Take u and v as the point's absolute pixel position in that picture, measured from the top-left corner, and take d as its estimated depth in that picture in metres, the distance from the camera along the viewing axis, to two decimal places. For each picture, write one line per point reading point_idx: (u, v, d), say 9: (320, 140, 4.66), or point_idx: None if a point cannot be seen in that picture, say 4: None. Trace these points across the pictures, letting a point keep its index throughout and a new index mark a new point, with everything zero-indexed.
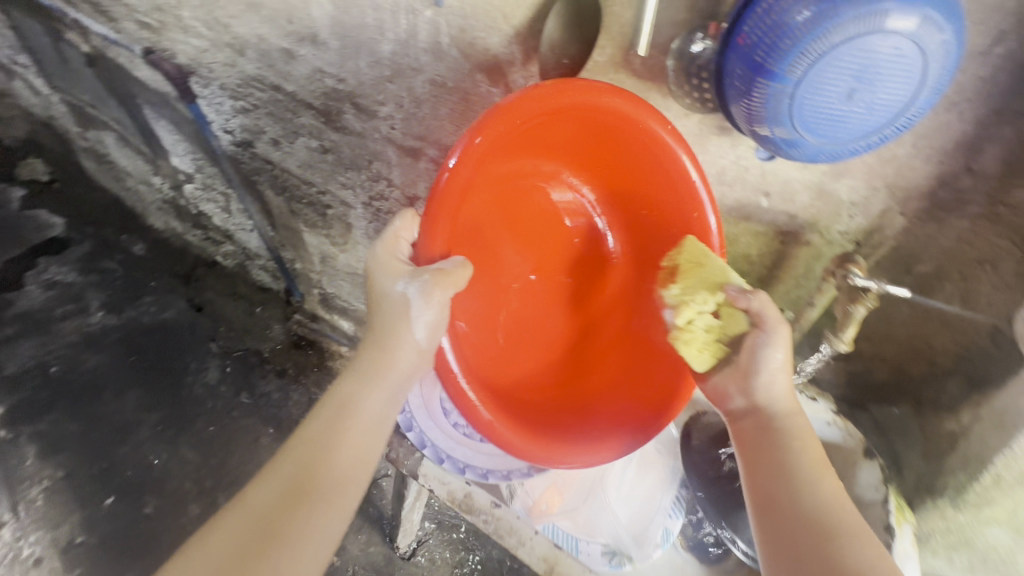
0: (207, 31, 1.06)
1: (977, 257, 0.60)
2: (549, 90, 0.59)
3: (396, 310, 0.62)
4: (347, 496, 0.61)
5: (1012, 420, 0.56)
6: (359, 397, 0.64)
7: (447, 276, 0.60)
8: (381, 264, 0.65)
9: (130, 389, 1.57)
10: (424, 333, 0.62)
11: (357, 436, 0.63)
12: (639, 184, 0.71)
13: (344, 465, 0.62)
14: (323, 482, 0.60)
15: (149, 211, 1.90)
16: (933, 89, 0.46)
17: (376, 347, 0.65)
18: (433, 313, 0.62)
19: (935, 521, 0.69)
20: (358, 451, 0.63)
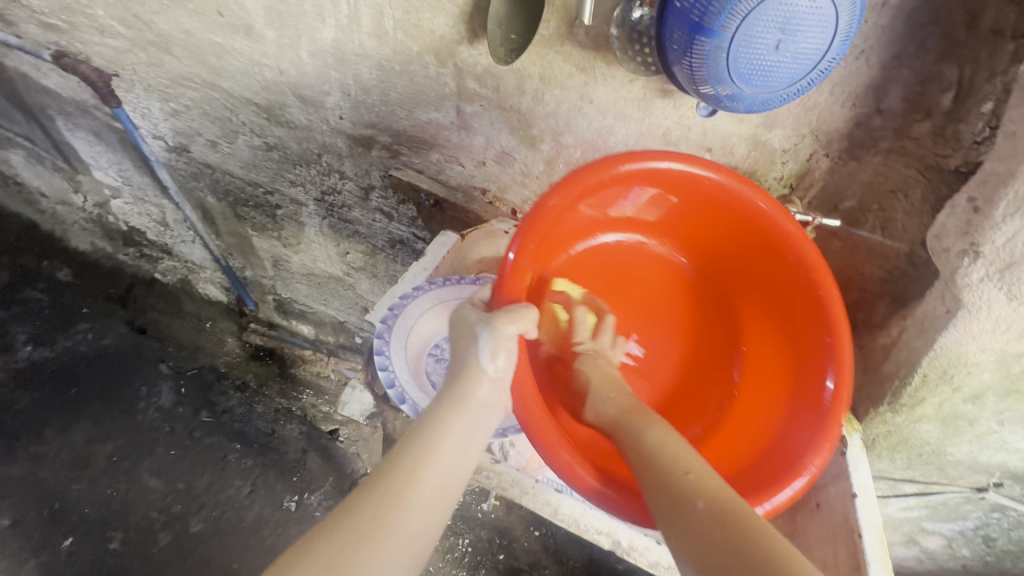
0: (125, 29, 1.00)
1: (891, 188, 0.68)
2: (576, 174, 0.68)
3: (469, 351, 0.64)
4: (442, 507, 0.59)
5: (932, 325, 0.64)
6: (451, 416, 0.62)
7: (512, 314, 0.64)
8: (456, 321, 0.67)
9: (76, 422, 1.46)
10: (488, 358, 0.63)
11: (453, 451, 0.61)
12: (727, 229, 0.75)
13: (441, 477, 0.59)
14: (421, 491, 0.58)
15: (72, 232, 1.79)
16: (846, 37, 0.51)
17: (452, 384, 0.64)
18: (505, 348, 0.64)
19: (877, 428, 0.77)
20: (454, 466, 0.61)
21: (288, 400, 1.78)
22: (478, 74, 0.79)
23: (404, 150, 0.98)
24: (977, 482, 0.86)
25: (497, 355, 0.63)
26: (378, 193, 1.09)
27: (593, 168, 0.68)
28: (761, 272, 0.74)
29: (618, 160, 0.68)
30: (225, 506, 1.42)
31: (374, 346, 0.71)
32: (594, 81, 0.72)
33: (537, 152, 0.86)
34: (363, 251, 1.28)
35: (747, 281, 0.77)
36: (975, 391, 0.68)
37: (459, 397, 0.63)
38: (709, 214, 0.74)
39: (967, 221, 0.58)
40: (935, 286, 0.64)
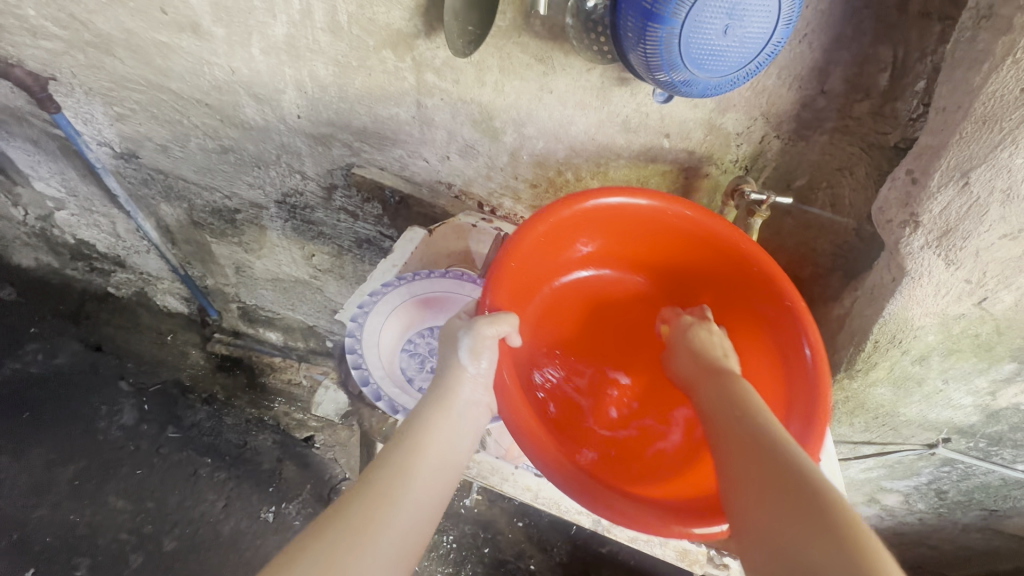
0: (61, 31, 0.95)
1: (838, 166, 0.71)
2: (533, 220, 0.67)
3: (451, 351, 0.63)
4: (431, 509, 0.56)
5: (881, 293, 0.68)
6: (438, 418, 0.61)
7: (493, 318, 0.62)
8: (445, 329, 0.66)
9: (33, 446, 1.46)
10: (469, 359, 0.63)
11: (440, 453, 0.59)
12: (695, 255, 0.75)
13: (429, 477, 0.57)
14: (410, 490, 0.55)
15: (12, 248, 1.65)
16: (789, 21, 0.54)
17: (436, 388, 0.63)
18: (489, 353, 0.63)
19: (836, 394, 0.81)
20: (441, 467, 0.59)
21: (261, 410, 1.61)
22: (437, 67, 0.79)
23: (365, 147, 0.96)
24: (927, 439, 0.91)
25: (479, 356, 0.62)
26: (341, 192, 1.07)
27: (561, 205, 0.68)
28: (731, 290, 0.74)
29: (583, 196, 0.69)
30: (199, 522, 1.43)
31: (346, 346, 0.71)
32: (553, 71, 0.73)
33: (500, 144, 0.86)
34: (329, 253, 1.26)
35: (720, 302, 0.77)
36: (921, 354, 0.73)
37: (444, 399, 0.62)
38: (677, 240, 0.75)
39: (907, 193, 0.61)
40: (882, 256, 0.67)
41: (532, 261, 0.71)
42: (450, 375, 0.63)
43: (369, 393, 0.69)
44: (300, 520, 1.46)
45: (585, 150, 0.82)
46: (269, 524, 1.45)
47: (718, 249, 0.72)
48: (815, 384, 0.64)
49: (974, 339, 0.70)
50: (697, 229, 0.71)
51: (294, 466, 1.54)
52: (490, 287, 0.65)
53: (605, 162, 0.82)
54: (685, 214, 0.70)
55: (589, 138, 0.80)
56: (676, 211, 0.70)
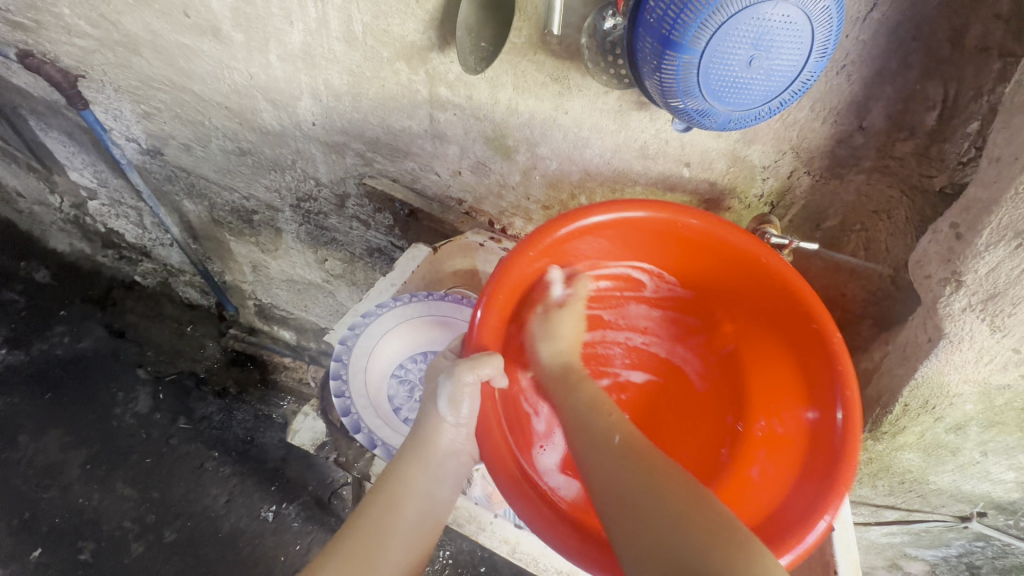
0: (92, 29, 0.96)
1: (875, 208, 0.65)
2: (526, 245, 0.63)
3: (431, 396, 0.65)
4: (410, 554, 0.63)
5: (914, 352, 0.62)
6: (415, 472, 0.64)
7: (474, 362, 0.61)
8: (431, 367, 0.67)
9: (51, 427, 1.51)
10: (448, 408, 0.65)
11: (418, 504, 0.64)
12: (721, 273, 0.70)
13: (408, 525, 0.64)
14: (389, 545, 0.63)
15: (49, 232, 1.72)
16: (823, 53, 0.48)
17: (415, 433, 0.65)
18: (467, 402, 0.64)
19: (858, 454, 0.75)
20: (423, 511, 0.65)
21: (268, 407, 1.61)
22: (450, 81, 0.76)
23: (378, 158, 0.95)
24: (961, 511, 0.84)
25: (458, 404, 0.64)
26: (354, 200, 1.06)
27: (562, 221, 0.64)
28: (760, 317, 0.69)
29: (588, 211, 0.64)
30: (200, 516, 1.44)
31: (331, 370, 0.68)
32: (569, 91, 0.69)
33: (512, 162, 0.83)
34: (341, 258, 1.25)
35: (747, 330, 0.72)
36: (957, 422, 0.66)
37: (422, 452, 0.64)
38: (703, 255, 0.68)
39: (949, 247, 0.55)
40: (918, 313, 0.61)
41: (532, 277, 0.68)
42: (429, 423, 0.65)
43: (348, 424, 0.66)
44: (299, 522, 1.46)
45: (600, 174, 0.78)
46: (268, 523, 1.45)
47: (740, 268, 0.66)
48: (842, 446, 0.59)
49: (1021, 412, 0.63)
50: (724, 245, 0.65)
51: (297, 466, 1.53)
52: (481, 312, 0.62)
53: (621, 189, 0.78)
54: (690, 223, 0.64)
55: (605, 162, 0.76)
56: (693, 223, 0.64)
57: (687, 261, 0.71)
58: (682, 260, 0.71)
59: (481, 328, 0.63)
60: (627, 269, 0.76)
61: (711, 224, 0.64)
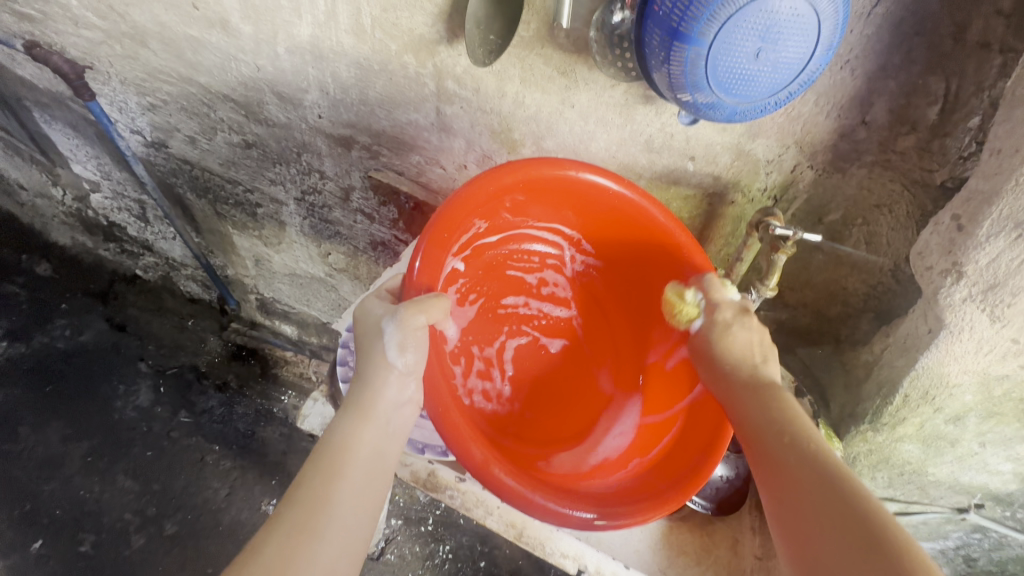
0: (100, 21, 0.97)
1: (876, 203, 0.67)
2: (467, 191, 0.62)
3: (374, 345, 0.57)
4: (357, 531, 0.51)
5: (914, 344, 0.63)
6: (361, 429, 0.55)
7: (421, 305, 0.57)
8: (360, 313, 0.60)
9: (51, 420, 1.51)
10: (397, 352, 0.57)
11: (364, 464, 0.54)
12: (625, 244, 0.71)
13: (353, 494, 0.53)
14: (331, 520, 0.51)
15: (51, 226, 1.72)
16: (829, 45, 0.49)
17: (359, 390, 0.57)
18: (412, 341, 0.57)
19: (858, 446, 0.76)
20: (371, 477, 0.54)
21: (269, 401, 1.62)
22: (458, 75, 0.77)
23: (384, 151, 0.96)
24: (958, 502, 0.86)
25: (407, 348, 0.57)
26: (359, 194, 1.07)
27: (504, 171, 0.64)
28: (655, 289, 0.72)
29: (514, 166, 0.64)
30: (201, 508, 1.44)
31: (338, 356, 0.72)
32: (575, 85, 0.70)
33: (518, 156, 0.83)
34: (344, 252, 1.25)
35: (645, 297, 0.74)
36: (956, 413, 0.68)
37: (363, 406, 0.56)
38: (609, 222, 0.70)
39: (950, 239, 0.56)
40: (918, 305, 0.62)
41: (465, 229, 0.67)
42: (374, 375, 0.57)
43: None
44: None
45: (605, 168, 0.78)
46: (269, 516, 1.45)
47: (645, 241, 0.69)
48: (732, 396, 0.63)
49: (1017, 403, 0.65)
50: (639, 216, 0.66)
51: (299, 460, 1.54)
52: (416, 258, 0.61)
53: None
54: (611, 190, 0.65)
55: (610, 156, 0.76)
56: (618, 192, 0.65)
57: (606, 230, 0.71)
58: (599, 230, 0.72)
59: (420, 275, 0.61)
60: (544, 235, 0.75)
61: (637, 197, 0.65)
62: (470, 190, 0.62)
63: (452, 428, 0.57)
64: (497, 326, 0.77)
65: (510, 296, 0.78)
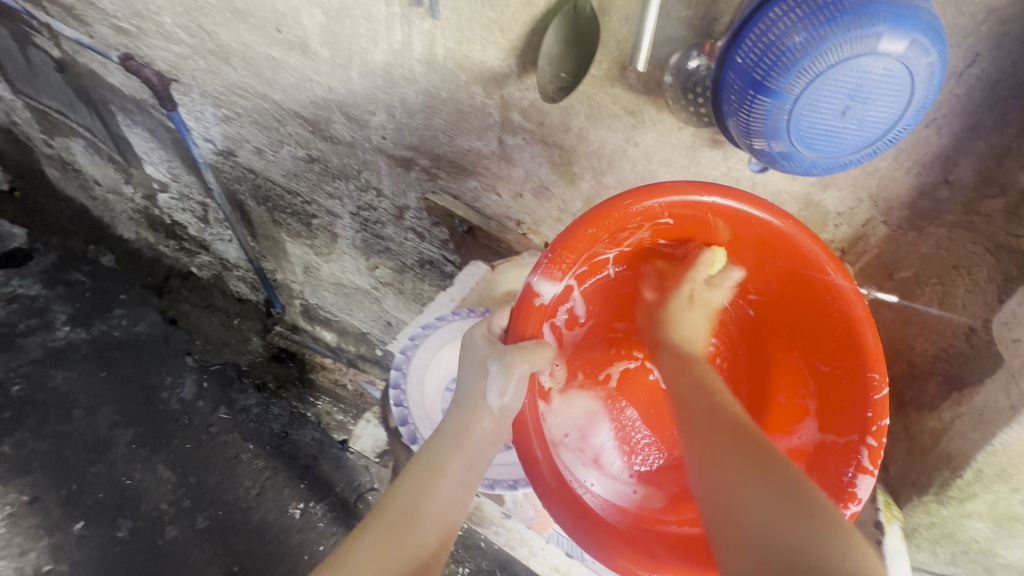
0: (189, 38, 1.03)
1: (954, 263, 0.63)
2: (597, 211, 0.60)
3: (477, 383, 0.64)
4: (442, 538, 0.62)
5: (992, 417, 0.60)
6: (451, 455, 0.63)
7: (526, 353, 0.63)
8: (467, 345, 0.67)
9: (102, 405, 1.57)
10: (496, 397, 0.64)
11: (447, 493, 0.63)
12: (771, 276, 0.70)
13: (435, 514, 0.63)
14: (422, 524, 0.62)
15: (118, 221, 1.83)
16: (919, 107, 0.48)
17: (456, 419, 0.65)
18: (514, 386, 0.64)
19: (920, 517, 0.73)
20: (451, 500, 0.63)
21: (304, 405, 1.67)
22: (524, 108, 0.78)
23: (442, 174, 0.98)
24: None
25: (506, 388, 0.64)
26: (412, 213, 1.10)
27: (614, 203, 0.60)
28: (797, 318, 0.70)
29: (678, 187, 0.61)
30: (232, 506, 1.47)
31: (391, 378, 0.74)
32: (642, 125, 0.71)
33: (577, 188, 0.84)
34: (392, 267, 1.28)
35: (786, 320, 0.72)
36: None
37: (460, 434, 0.64)
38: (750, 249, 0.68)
39: None
40: (1000, 377, 0.60)
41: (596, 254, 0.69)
42: (472, 409, 0.65)
43: (405, 434, 0.71)
44: (324, 523, 1.48)
45: None
46: (295, 520, 1.47)
47: (805, 281, 0.65)
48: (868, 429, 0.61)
49: None
50: (787, 245, 0.63)
51: (329, 466, 1.57)
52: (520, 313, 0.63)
53: None
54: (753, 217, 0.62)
55: None
56: (763, 219, 0.62)
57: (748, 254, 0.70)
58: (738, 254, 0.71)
59: (529, 317, 0.63)
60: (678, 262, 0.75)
61: (798, 232, 0.61)
62: (581, 230, 0.61)
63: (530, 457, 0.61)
64: (608, 351, 0.78)
65: (627, 321, 0.78)
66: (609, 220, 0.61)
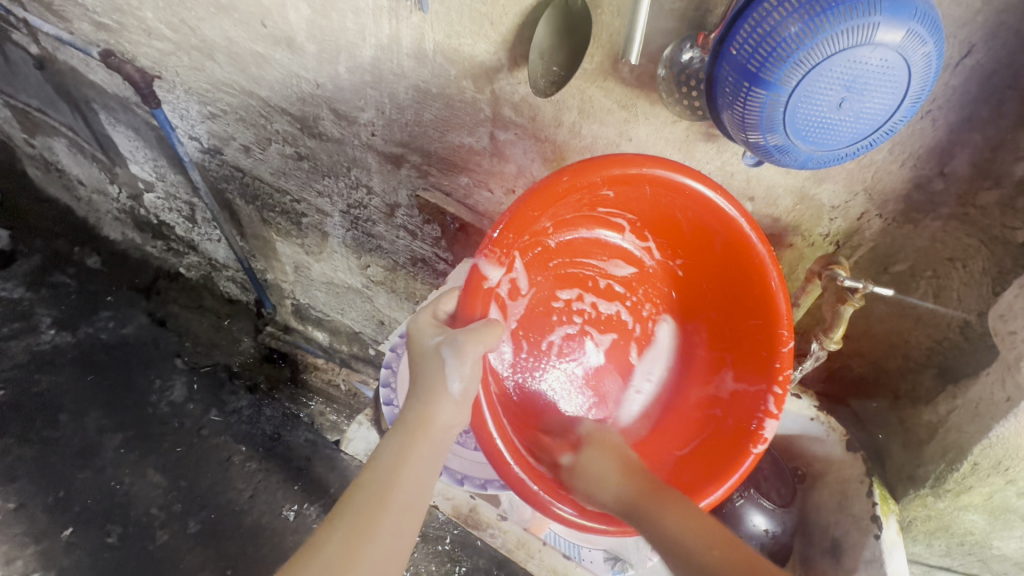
0: (172, 33, 1.01)
1: (949, 256, 0.64)
2: (530, 194, 0.59)
3: (433, 370, 0.60)
4: (408, 532, 0.56)
5: (988, 411, 0.60)
6: (415, 443, 0.59)
7: (477, 335, 0.60)
8: (415, 335, 0.64)
9: (90, 409, 1.53)
10: (457, 383, 0.60)
11: (415, 479, 0.58)
12: (701, 253, 0.69)
13: (403, 506, 0.56)
14: (387, 518, 0.55)
15: (104, 221, 1.83)
16: (916, 98, 0.47)
17: (418, 408, 0.60)
18: (471, 368, 0.60)
19: (916, 510, 0.73)
20: (416, 489, 0.58)
21: (297, 406, 1.72)
22: (515, 103, 0.77)
23: (433, 171, 0.96)
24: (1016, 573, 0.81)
25: (465, 371, 0.60)
26: (404, 211, 1.08)
27: (552, 178, 0.59)
28: (722, 283, 0.68)
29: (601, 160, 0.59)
30: (225, 509, 1.45)
31: (381, 378, 0.73)
32: (635, 119, 0.70)
33: None
34: (384, 266, 1.27)
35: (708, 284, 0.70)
36: None
37: (422, 422, 0.59)
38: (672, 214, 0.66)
39: None
40: (995, 369, 0.60)
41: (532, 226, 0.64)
42: (433, 397, 0.60)
43: None
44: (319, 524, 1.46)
45: None
46: (288, 523, 1.44)
47: (723, 245, 0.65)
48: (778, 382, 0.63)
49: None
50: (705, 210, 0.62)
51: (323, 467, 1.54)
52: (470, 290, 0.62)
53: None
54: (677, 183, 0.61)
55: None
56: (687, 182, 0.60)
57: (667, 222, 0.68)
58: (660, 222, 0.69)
59: (476, 297, 0.63)
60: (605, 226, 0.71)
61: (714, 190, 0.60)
62: (523, 205, 0.59)
63: (495, 450, 0.61)
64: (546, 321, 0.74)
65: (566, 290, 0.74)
66: (546, 197, 0.60)
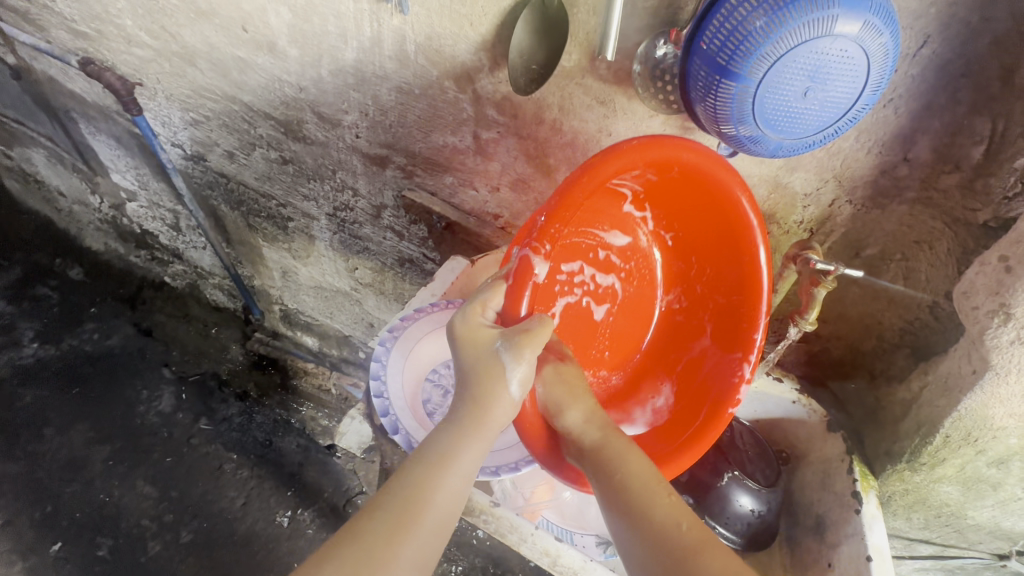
0: (152, 40, 1.01)
1: (916, 238, 0.67)
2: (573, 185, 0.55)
3: (492, 371, 0.58)
4: (445, 529, 0.55)
5: (957, 384, 0.63)
6: (466, 442, 0.58)
7: (532, 338, 0.57)
8: (467, 335, 0.60)
9: (75, 422, 1.52)
10: (517, 386, 0.59)
11: (456, 483, 0.56)
12: (697, 218, 0.67)
13: (445, 502, 0.56)
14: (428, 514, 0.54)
15: (86, 232, 1.77)
16: (876, 86, 0.50)
17: (471, 403, 0.59)
18: (528, 370, 0.59)
19: (894, 485, 0.76)
20: (459, 489, 0.57)
21: (288, 412, 1.65)
22: (497, 101, 0.79)
23: (418, 171, 0.98)
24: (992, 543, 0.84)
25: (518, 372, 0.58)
26: (390, 211, 1.09)
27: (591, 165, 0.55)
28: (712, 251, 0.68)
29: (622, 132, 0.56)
30: (217, 517, 1.45)
31: (371, 369, 0.73)
32: (613, 114, 0.72)
33: (553, 180, 0.85)
34: (372, 267, 1.27)
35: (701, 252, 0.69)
36: (1000, 456, 0.67)
37: (475, 419, 0.59)
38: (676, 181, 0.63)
39: (998, 280, 0.57)
40: (962, 344, 0.63)
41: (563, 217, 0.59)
42: (487, 395, 0.59)
43: (387, 425, 0.70)
44: (313, 529, 1.46)
45: None
46: (283, 529, 1.45)
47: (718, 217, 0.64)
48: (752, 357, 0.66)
49: None
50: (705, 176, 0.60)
51: (315, 471, 1.55)
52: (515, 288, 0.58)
53: None
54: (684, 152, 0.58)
55: None
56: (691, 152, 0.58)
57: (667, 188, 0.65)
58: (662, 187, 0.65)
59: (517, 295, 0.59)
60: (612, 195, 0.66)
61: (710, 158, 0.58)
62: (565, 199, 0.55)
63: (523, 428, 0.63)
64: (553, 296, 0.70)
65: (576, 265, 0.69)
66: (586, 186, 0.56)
